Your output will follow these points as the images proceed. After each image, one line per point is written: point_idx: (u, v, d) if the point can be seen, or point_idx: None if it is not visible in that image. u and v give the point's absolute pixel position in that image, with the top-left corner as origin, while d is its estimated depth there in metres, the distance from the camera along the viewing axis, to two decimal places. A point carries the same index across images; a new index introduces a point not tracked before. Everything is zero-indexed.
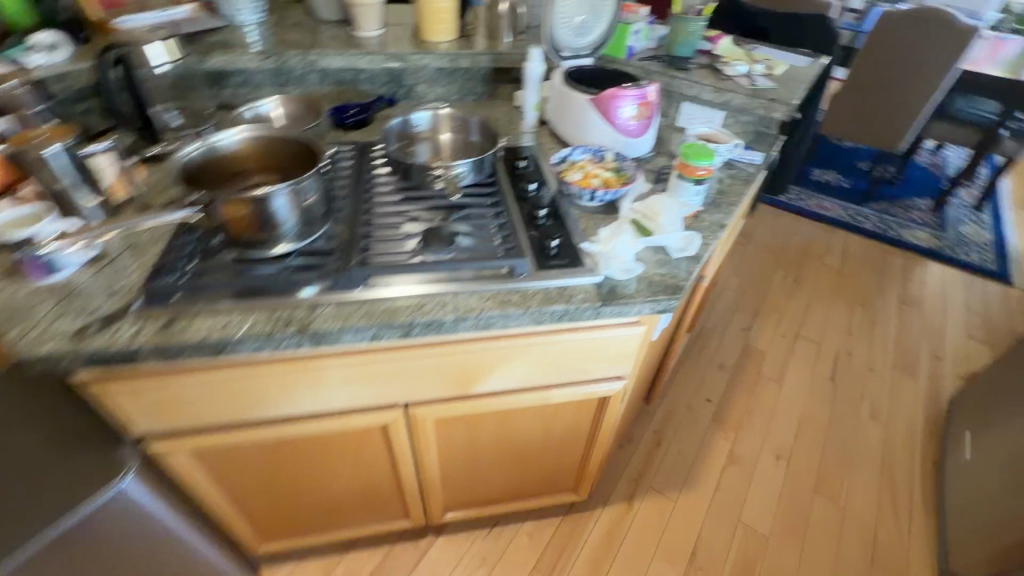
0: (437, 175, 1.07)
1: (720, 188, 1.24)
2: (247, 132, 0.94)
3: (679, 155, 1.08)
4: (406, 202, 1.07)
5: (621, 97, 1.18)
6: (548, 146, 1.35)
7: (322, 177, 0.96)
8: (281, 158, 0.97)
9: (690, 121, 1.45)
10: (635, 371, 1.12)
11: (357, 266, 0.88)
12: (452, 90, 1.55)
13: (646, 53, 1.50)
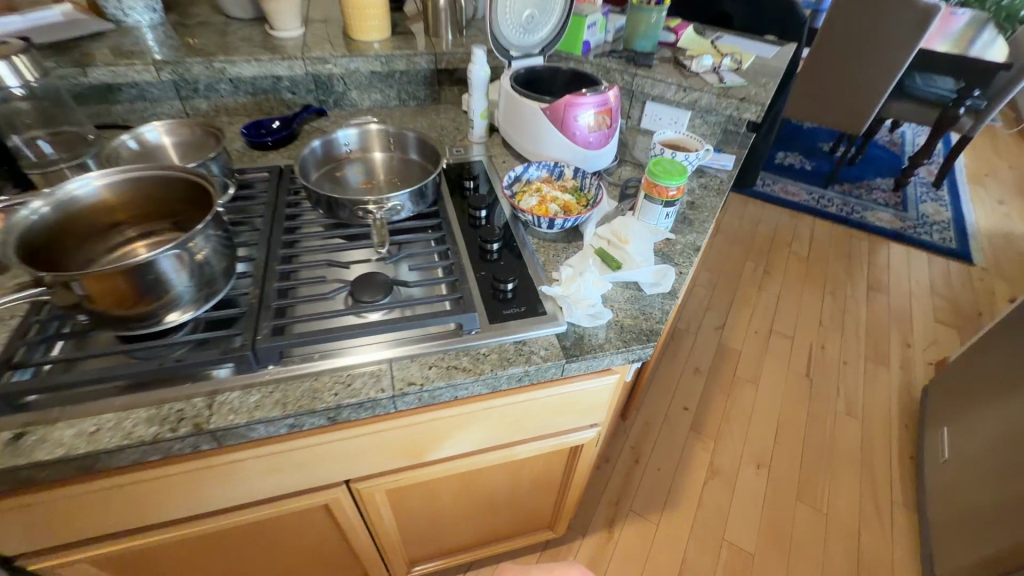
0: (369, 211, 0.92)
1: (692, 200, 1.13)
2: (114, 176, 0.76)
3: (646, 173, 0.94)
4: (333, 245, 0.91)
5: (580, 105, 1.03)
6: (500, 159, 1.21)
7: (222, 226, 0.79)
8: (170, 204, 0.81)
9: (656, 121, 1.33)
10: (608, 418, 1.00)
11: (269, 337, 0.72)
12: (391, 95, 1.38)
13: (603, 47, 1.36)
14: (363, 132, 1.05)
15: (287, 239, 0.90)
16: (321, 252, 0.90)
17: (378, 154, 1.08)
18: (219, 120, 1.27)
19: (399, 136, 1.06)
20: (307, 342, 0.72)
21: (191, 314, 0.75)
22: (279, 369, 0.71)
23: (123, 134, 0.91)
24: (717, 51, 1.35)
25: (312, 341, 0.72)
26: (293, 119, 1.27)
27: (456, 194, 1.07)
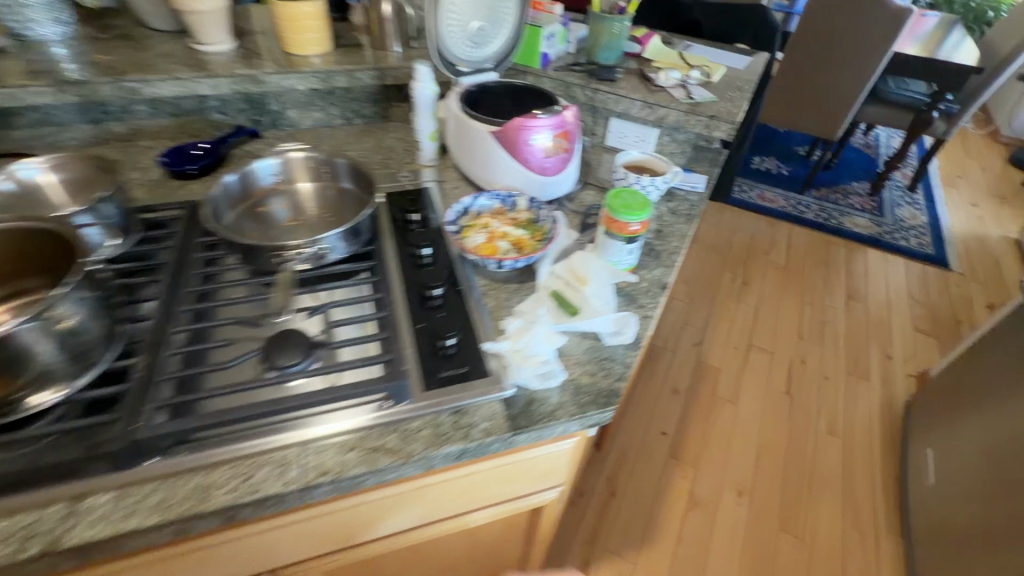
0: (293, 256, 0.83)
1: (660, 228, 1.04)
2: None
3: (604, 206, 0.84)
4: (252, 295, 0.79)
5: (534, 126, 0.93)
6: (451, 184, 1.10)
7: (99, 286, 0.67)
8: (35, 257, 0.70)
9: (621, 139, 1.23)
10: (570, 477, 0.90)
11: (150, 422, 0.60)
12: (334, 113, 1.27)
13: (563, 59, 1.26)
14: (293, 161, 0.95)
15: (195, 291, 0.77)
16: (236, 305, 0.79)
17: (312, 186, 0.97)
18: (139, 145, 1.15)
19: (339, 166, 0.96)
20: (201, 428, 0.60)
21: (63, 393, 0.62)
22: (164, 462, 0.59)
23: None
24: (685, 62, 1.26)
25: (207, 426, 0.60)
26: (220, 142, 1.14)
27: (398, 226, 0.95)
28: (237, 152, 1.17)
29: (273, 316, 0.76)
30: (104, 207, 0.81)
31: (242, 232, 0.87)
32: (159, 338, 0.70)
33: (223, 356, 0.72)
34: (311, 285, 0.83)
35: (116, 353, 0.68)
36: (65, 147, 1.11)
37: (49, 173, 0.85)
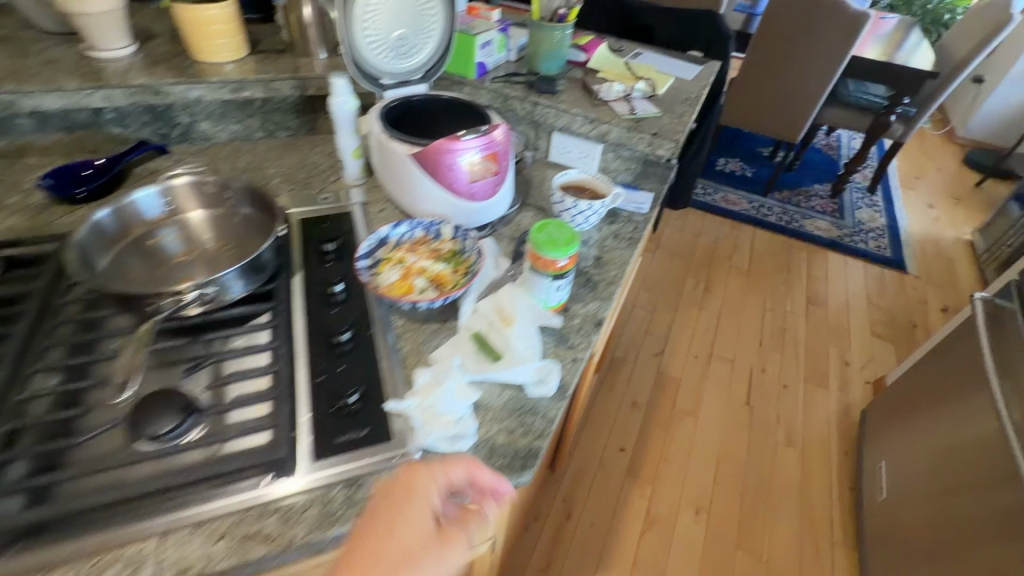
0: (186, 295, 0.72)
1: (599, 257, 0.97)
2: None
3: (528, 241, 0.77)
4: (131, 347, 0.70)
5: (458, 148, 0.85)
6: (376, 207, 1.01)
7: None
8: None
9: (564, 155, 1.16)
10: (503, 530, 0.83)
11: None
12: (253, 125, 1.16)
13: (503, 69, 1.18)
14: (187, 186, 0.85)
15: (64, 349, 0.70)
16: (106, 361, 0.69)
17: (205, 213, 0.87)
18: (25, 162, 1.03)
19: (239, 190, 0.87)
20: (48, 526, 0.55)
21: None
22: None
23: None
24: (631, 73, 1.19)
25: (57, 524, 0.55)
26: (117, 159, 1.03)
27: (310, 260, 0.87)
28: (140, 170, 1.06)
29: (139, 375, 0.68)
30: None
31: (124, 270, 0.78)
32: (13, 408, 0.64)
33: (87, 425, 0.64)
34: (204, 332, 0.74)
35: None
36: None
37: None
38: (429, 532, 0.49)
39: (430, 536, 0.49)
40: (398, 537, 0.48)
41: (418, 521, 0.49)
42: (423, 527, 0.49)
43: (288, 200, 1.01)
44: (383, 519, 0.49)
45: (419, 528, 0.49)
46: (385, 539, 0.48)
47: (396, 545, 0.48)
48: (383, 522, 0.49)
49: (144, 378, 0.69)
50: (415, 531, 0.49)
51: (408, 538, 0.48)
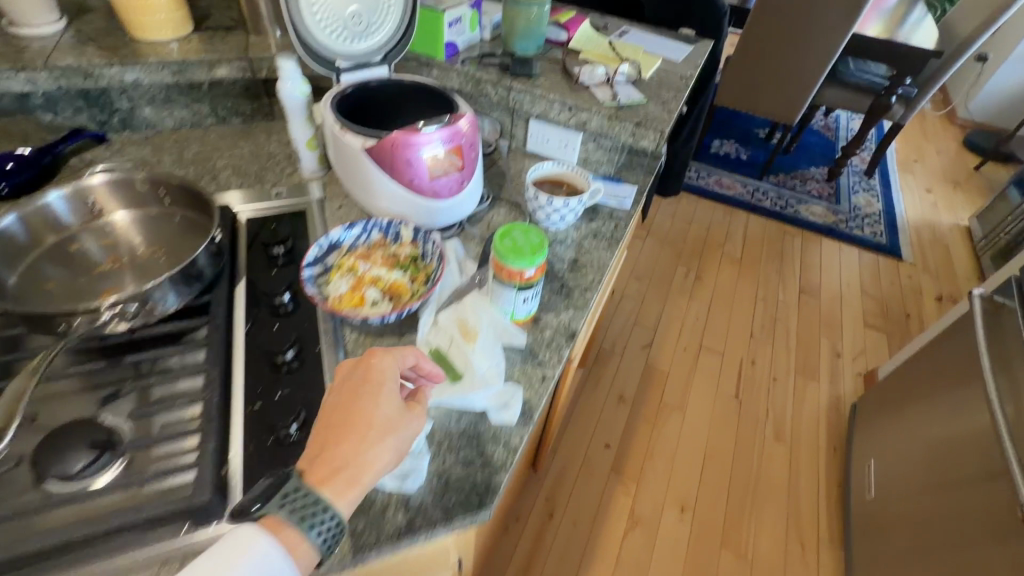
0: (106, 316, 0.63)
1: (575, 259, 0.89)
2: None
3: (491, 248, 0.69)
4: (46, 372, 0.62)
5: (416, 142, 0.76)
6: (334, 204, 0.93)
7: None
8: None
9: (543, 144, 1.07)
10: (468, 557, 0.77)
11: None
12: (203, 111, 1.06)
13: (475, 50, 1.08)
14: (110, 184, 0.76)
15: None
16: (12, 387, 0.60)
17: (133, 214, 0.79)
18: None
19: (173, 188, 0.79)
20: None
21: None
22: None
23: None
24: (615, 55, 1.09)
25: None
26: (47, 149, 0.92)
27: (258, 268, 0.79)
28: (75, 161, 0.96)
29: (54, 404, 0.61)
30: None
31: (41, 280, 0.70)
32: None
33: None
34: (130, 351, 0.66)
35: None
36: None
37: None
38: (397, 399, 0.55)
39: (399, 401, 0.55)
40: (372, 405, 0.53)
41: (385, 389, 0.54)
42: (392, 397, 0.55)
43: (237, 196, 0.93)
44: (351, 393, 0.54)
45: (388, 395, 0.54)
46: (360, 413, 0.52)
47: (370, 410, 0.53)
48: (352, 396, 0.54)
49: (61, 406, 0.61)
50: (387, 399, 0.54)
51: (380, 404, 0.53)
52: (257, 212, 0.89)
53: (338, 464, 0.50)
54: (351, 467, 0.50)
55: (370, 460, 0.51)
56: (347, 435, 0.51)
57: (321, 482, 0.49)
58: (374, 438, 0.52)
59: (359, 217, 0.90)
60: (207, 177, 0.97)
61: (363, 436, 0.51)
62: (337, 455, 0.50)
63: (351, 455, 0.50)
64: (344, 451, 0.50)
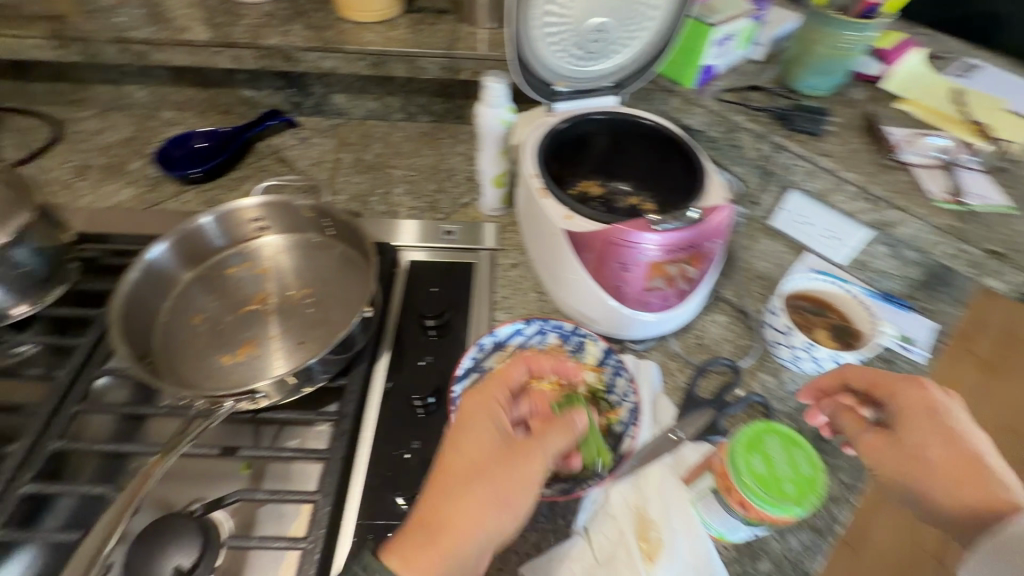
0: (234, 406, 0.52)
1: (822, 437, 0.60)
2: None
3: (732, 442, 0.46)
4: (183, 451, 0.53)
5: (644, 245, 0.54)
6: (507, 261, 0.74)
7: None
8: None
9: (798, 226, 0.74)
10: None
11: None
12: (393, 105, 0.93)
13: (738, 78, 0.78)
14: (268, 205, 0.66)
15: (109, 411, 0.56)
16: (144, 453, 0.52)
17: (290, 238, 0.70)
18: (162, 116, 0.94)
19: (338, 220, 0.66)
20: None
21: None
22: None
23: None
24: (962, 114, 0.70)
25: None
26: (241, 130, 0.88)
27: (407, 342, 0.65)
28: (262, 145, 0.91)
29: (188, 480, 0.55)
30: (16, 253, 0.59)
31: (191, 311, 0.63)
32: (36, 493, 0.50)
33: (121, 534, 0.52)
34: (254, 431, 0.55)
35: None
36: (82, 114, 0.93)
37: None
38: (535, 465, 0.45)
39: (536, 472, 0.45)
40: (501, 466, 0.45)
41: (527, 455, 0.45)
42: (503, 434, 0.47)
43: (404, 222, 0.79)
44: (481, 428, 0.47)
45: (526, 460, 0.45)
46: (463, 443, 0.46)
47: (498, 471, 0.44)
48: (478, 435, 0.47)
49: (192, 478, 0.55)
50: (526, 469, 0.45)
51: (511, 471, 0.44)
52: (419, 253, 0.74)
53: (436, 532, 0.42)
54: (449, 545, 0.42)
55: (471, 544, 0.42)
56: (460, 483, 0.44)
57: (408, 559, 0.41)
58: (494, 510, 0.43)
59: (533, 290, 0.71)
60: (379, 190, 0.84)
61: (480, 505, 0.43)
62: (444, 515, 0.43)
63: (457, 530, 0.42)
64: (453, 511, 0.43)
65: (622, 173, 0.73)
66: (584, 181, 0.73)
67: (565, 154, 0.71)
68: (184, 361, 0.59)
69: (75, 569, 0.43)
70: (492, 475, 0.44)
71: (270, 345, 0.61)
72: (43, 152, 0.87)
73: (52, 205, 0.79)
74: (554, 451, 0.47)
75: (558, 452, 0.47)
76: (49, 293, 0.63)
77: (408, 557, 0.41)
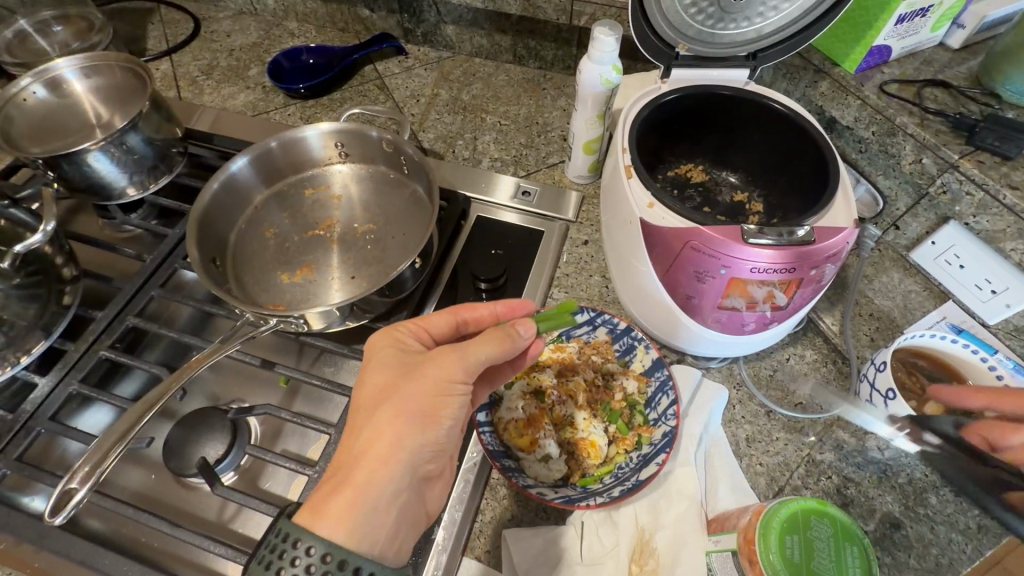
0: (276, 325, 0.54)
1: (896, 523, 0.50)
2: (13, 135, 0.63)
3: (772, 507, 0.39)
4: (238, 355, 0.57)
5: (729, 257, 0.45)
6: (579, 236, 0.69)
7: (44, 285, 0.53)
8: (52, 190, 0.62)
9: (944, 265, 0.60)
10: None
11: (30, 476, 0.50)
12: (502, 44, 0.88)
13: (919, 68, 0.61)
14: (350, 132, 0.66)
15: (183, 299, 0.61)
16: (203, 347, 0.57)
17: (366, 169, 0.70)
18: (286, 26, 0.96)
19: (412, 159, 0.65)
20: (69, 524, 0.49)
21: (8, 372, 0.53)
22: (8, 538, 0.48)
23: (25, 78, 0.65)
24: None
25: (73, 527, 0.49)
26: (351, 50, 0.88)
27: (457, 300, 0.63)
28: (367, 68, 0.90)
29: (239, 379, 0.60)
30: (130, 139, 0.64)
31: (265, 224, 0.66)
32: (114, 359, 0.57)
33: (175, 410, 0.58)
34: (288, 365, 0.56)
35: (67, 324, 0.58)
36: (221, 14, 0.98)
37: (87, 80, 0.68)
38: (450, 375, 0.42)
39: (451, 381, 0.41)
40: (406, 386, 0.41)
41: (437, 365, 0.42)
42: (412, 362, 0.43)
43: (484, 172, 0.75)
44: (386, 359, 0.44)
45: (436, 372, 0.41)
46: (368, 383, 0.43)
47: (406, 392, 0.41)
48: (383, 367, 0.43)
49: (242, 381, 0.60)
50: (440, 379, 0.41)
51: (419, 388, 0.41)
52: (493, 211, 0.71)
53: (346, 475, 0.39)
54: (363, 482, 0.39)
55: (383, 481, 0.39)
56: (366, 414, 0.41)
57: (317, 508, 0.38)
58: (407, 433, 0.40)
59: (600, 274, 0.65)
60: (468, 135, 0.81)
61: (388, 431, 0.40)
62: (355, 453, 0.40)
63: (368, 465, 0.39)
64: (362, 445, 0.40)
65: (733, 162, 0.64)
66: (684, 164, 0.65)
67: (667, 130, 0.62)
68: (250, 270, 0.62)
69: (111, 434, 0.45)
70: (399, 397, 0.41)
71: (326, 273, 0.62)
72: (182, 47, 0.93)
73: (180, 99, 0.85)
74: (475, 357, 0.42)
75: (484, 359, 0.42)
76: (155, 181, 0.68)
77: (316, 507, 0.38)
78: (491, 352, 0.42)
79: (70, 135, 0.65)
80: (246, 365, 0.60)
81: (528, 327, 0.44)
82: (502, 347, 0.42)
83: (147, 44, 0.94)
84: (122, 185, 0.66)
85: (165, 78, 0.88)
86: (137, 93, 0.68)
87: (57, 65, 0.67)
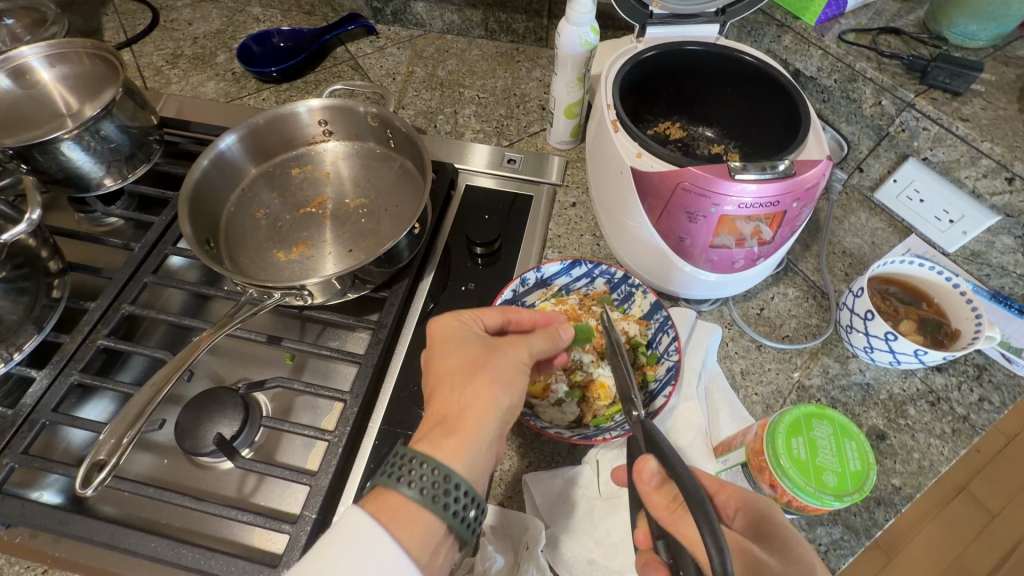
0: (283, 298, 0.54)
1: (881, 435, 0.54)
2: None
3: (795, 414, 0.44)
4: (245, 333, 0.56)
5: (718, 195, 0.48)
6: (566, 199, 0.71)
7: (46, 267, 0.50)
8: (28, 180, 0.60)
9: (905, 201, 0.65)
10: None
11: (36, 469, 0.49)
12: (474, 20, 0.88)
13: (872, 19, 0.65)
14: (334, 109, 0.66)
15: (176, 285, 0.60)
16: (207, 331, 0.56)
17: (352, 146, 0.70)
18: (249, 12, 0.95)
19: (398, 132, 0.65)
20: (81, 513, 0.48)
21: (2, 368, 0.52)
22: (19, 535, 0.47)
23: None
24: None
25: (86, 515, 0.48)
26: (322, 32, 0.87)
27: (454, 267, 0.64)
28: (340, 50, 0.90)
29: (241, 362, 0.60)
30: (104, 127, 0.62)
31: (254, 206, 0.65)
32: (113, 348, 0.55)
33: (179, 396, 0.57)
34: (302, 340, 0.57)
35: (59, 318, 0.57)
36: (179, 2, 0.96)
37: (53, 69, 0.66)
38: (520, 362, 0.44)
39: (523, 367, 0.44)
40: (492, 363, 0.42)
41: (514, 351, 0.44)
42: (490, 346, 0.44)
43: (468, 144, 0.76)
44: (463, 339, 0.45)
45: (515, 359, 0.43)
46: (455, 353, 0.43)
47: (493, 366, 0.42)
48: (464, 345, 0.44)
49: (245, 363, 0.60)
50: (515, 364, 0.43)
51: (502, 368, 0.42)
52: (480, 179, 0.72)
53: (456, 419, 0.40)
54: (472, 428, 0.39)
55: (487, 433, 0.40)
56: (460, 382, 0.41)
57: (434, 442, 0.39)
58: (500, 401, 0.41)
59: (590, 232, 0.67)
60: (448, 109, 0.82)
61: (488, 395, 0.41)
62: (457, 406, 0.40)
63: (474, 416, 0.40)
64: (464, 402, 0.40)
65: (708, 117, 0.67)
66: (662, 122, 0.68)
67: (647, 88, 0.64)
68: (244, 250, 0.61)
69: (123, 420, 0.44)
70: (491, 370, 0.42)
71: (323, 249, 0.62)
72: (141, 38, 0.90)
73: (146, 89, 0.83)
74: (536, 350, 0.45)
75: (542, 352, 0.45)
76: (133, 170, 0.66)
77: (431, 440, 0.39)
78: (547, 350, 0.46)
79: (40, 128, 0.64)
80: (249, 345, 0.60)
81: (567, 330, 0.48)
82: (552, 344, 0.46)
83: (103, 36, 0.90)
84: (99, 176, 0.64)
85: (129, 69, 0.85)
86: (112, 86, 0.66)
87: (20, 53, 0.64)
